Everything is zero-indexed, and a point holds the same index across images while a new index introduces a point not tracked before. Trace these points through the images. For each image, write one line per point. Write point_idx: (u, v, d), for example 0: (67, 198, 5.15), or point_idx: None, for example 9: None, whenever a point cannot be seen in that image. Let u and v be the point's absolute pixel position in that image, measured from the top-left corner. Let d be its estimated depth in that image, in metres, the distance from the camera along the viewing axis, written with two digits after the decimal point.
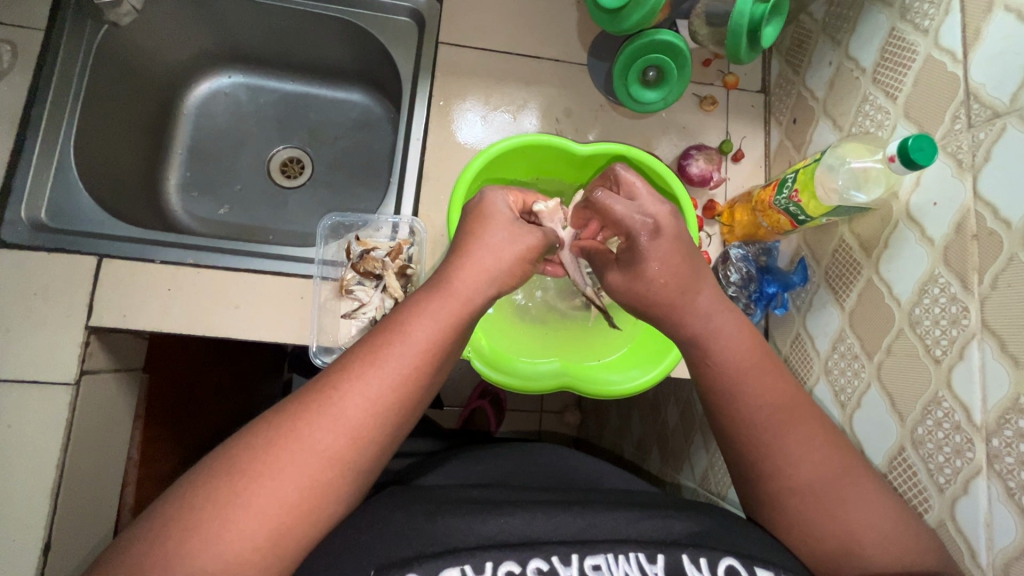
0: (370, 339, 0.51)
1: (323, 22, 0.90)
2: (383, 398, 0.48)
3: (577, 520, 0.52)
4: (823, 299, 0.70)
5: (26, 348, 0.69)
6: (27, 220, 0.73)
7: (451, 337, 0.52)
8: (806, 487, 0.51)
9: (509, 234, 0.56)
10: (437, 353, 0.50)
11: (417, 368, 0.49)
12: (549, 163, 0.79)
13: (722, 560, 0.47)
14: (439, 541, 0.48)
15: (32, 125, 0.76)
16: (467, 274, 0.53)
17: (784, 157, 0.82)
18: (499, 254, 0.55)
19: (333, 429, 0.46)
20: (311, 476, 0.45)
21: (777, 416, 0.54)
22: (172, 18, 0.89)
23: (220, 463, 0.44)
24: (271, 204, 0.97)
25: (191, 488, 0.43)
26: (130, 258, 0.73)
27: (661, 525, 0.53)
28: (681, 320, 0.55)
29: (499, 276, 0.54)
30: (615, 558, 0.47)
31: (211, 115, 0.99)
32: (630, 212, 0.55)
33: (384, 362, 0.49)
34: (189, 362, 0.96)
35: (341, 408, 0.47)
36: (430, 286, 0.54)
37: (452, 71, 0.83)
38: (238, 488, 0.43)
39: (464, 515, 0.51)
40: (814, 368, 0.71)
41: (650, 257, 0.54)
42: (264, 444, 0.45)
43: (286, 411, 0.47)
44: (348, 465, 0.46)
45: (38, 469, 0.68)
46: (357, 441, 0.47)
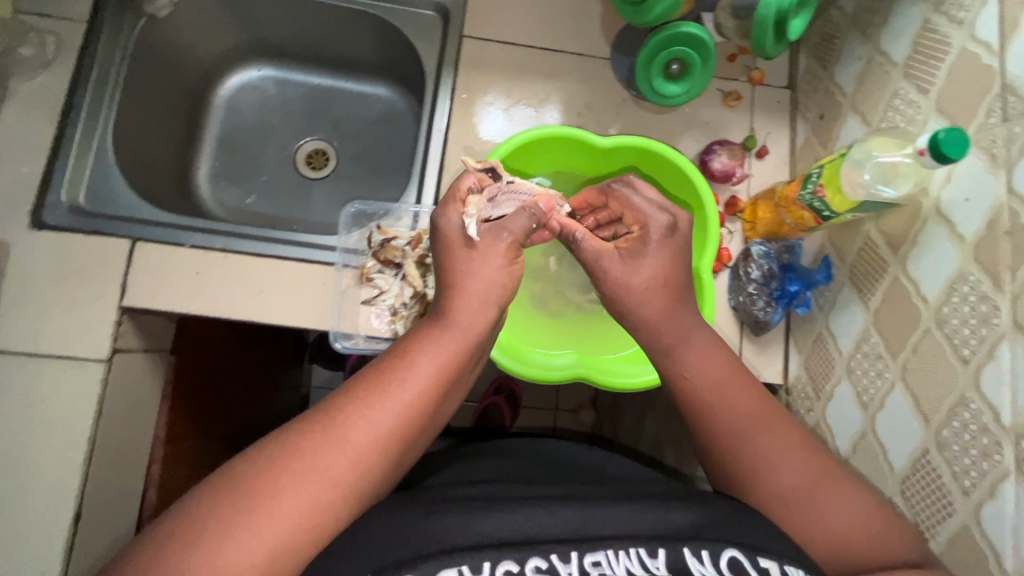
0: (376, 366, 0.54)
1: (351, 17, 0.92)
2: (387, 424, 0.50)
3: (577, 514, 0.51)
4: (848, 298, 0.69)
5: (65, 326, 0.72)
6: (67, 203, 0.76)
7: (455, 366, 0.54)
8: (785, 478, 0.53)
9: (477, 257, 0.57)
10: (441, 382, 0.53)
11: (422, 396, 0.52)
12: (570, 159, 0.76)
13: (724, 552, 0.47)
14: (435, 541, 0.46)
15: (74, 112, 0.78)
16: (465, 306, 0.56)
17: (811, 153, 0.81)
18: (488, 277, 0.57)
19: (339, 450, 0.48)
20: (315, 496, 0.46)
21: (741, 408, 0.56)
22: (208, 12, 0.91)
23: (224, 482, 0.45)
24: (297, 195, 1.00)
25: (197, 502, 0.44)
26: (162, 241, 0.75)
27: (659, 515, 0.51)
28: (625, 290, 0.58)
29: (496, 300, 0.57)
30: (615, 554, 0.46)
31: (241, 107, 1.02)
32: (656, 211, 0.58)
33: (389, 389, 0.51)
34: (218, 348, 0.99)
35: (348, 430, 0.49)
36: (435, 317, 0.57)
37: (476, 64, 0.83)
38: (241, 506, 0.44)
39: (461, 514, 0.49)
40: (836, 369, 0.70)
41: (663, 249, 0.58)
42: (270, 462, 0.46)
43: (290, 433, 0.49)
44: (351, 489, 0.48)
45: (72, 441, 0.71)
46: (360, 464, 0.48)
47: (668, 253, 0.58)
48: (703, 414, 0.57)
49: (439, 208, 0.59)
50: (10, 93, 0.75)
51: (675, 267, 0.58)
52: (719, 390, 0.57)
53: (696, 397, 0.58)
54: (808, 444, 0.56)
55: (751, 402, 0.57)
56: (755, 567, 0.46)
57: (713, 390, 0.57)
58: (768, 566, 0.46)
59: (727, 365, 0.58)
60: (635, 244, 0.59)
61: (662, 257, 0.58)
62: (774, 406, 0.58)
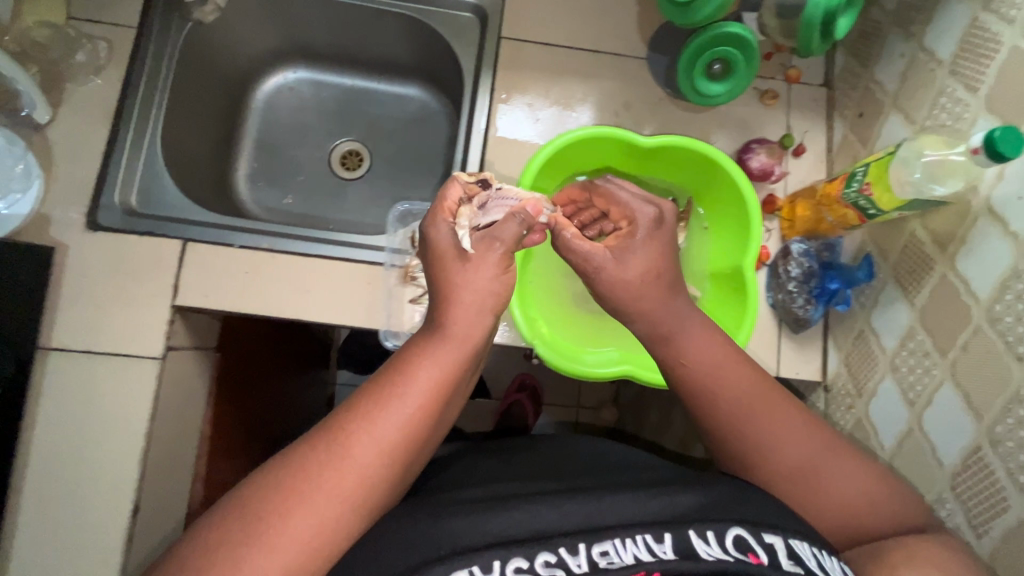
0: (373, 380, 0.50)
1: (388, 19, 0.93)
2: (391, 441, 0.47)
3: (583, 506, 0.50)
4: (891, 295, 0.70)
5: (121, 324, 0.74)
6: (121, 205, 0.78)
7: (456, 374, 0.52)
8: (794, 461, 0.53)
9: (471, 267, 0.55)
10: (445, 392, 0.50)
11: (426, 409, 0.49)
12: (611, 159, 0.77)
13: (730, 531, 0.46)
14: (446, 542, 0.45)
15: (125, 115, 0.80)
16: (463, 313, 0.53)
17: (849, 151, 0.81)
18: (483, 288, 0.55)
19: (340, 474, 0.45)
20: (320, 524, 0.43)
21: (744, 391, 0.55)
22: (249, 16, 0.93)
23: (221, 519, 0.43)
24: (333, 195, 1.02)
25: (197, 542, 0.42)
26: (212, 242, 0.78)
27: (663, 502, 0.51)
28: (619, 286, 0.58)
29: (492, 306, 0.55)
30: (623, 542, 0.45)
31: (278, 109, 1.03)
32: (643, 206, 0.59)
33: (389, 404, 0.48)
34: (257, 346, 1.01)
35: (350, 452, 0.46)
36: (429, 325, 0.53)
37: (515, 65, 0.85)
38: (244, 541, 0.41)
39: (468, 514, 0.49)
40: (879, 366, 0.70)
41: (653, 242, 0.58)
42: (269, 493, 0.43)
43: (287, 459, 0.46)
44: (358, 511, 0.45)
45: (129, 436, 0.73)
46: (366, 485, 0.46)
47: (658, 246, 0.58)
48: (712, 406, 0.56)
49: (428, 217, 0.57)
50: (64, 99, 0.77)
51: (666, 259, 0.59)
52: (728, 386, 0.55)
53: (701, 389, 0.56)
54: (813, 420, 0.55)
55: (752, 380, 0.55)
56: (760, 543, 0.46)
57: (717, 377, 0.55)
58: (772, 540, 0.46)
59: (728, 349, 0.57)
60: (626, 241, 0.59)
61: (653, 250, 0.58)
62: (776, 385, 0.56)
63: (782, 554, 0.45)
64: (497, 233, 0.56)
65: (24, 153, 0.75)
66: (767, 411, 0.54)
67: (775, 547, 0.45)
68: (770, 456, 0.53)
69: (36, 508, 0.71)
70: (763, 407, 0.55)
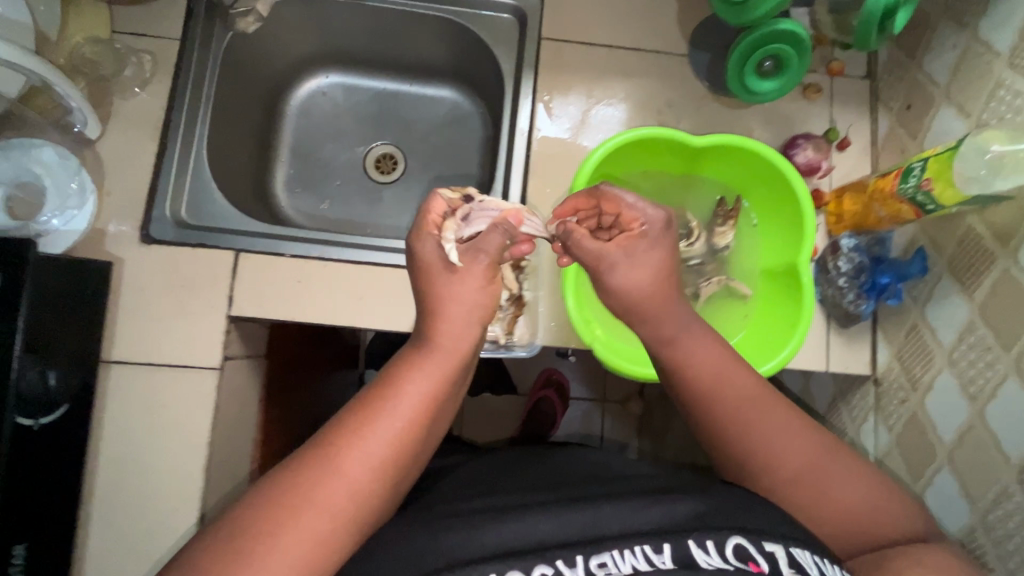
0: (363, 396, 0.51)
1: (424, 22, 0.93)
2: (382, 455, 0.48)
3: (582, 515, 0.51)
4: (947, 289, 0.70)
5: (179, 336, 0.75)
6: (172, 218, 0.79)
7: (445, 388, 0.53)
8: (794, 466, 0.53)
9: (456, 282, 0.57)
10: (434, 405, 0.52)
11: (415, 423, 0.50)
12: (659, 158, 0.76)
13: (730, 539, 0.47)
14: (443, 555, 0.47)
15: (173, 127, 0.80)
16: (449, 326, 0.55)
17: (896, 144, 0.81)
18: (468, 299, 0.57)
19: (333, 490, 0.46)
20: (315, 537, 0.44)
21: (741, 395, 0.55)
22: (285, 23, 0.93)
23: (215, 541, 0.43)
24: (369, 200, 1.02)
25: (195, 557, 0.43)
26: (263, 252, 0.78)
27: (663, 510, 0.51)
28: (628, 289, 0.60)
29: (478, 318, 0.57)
30: (621, 553, 0.46)
31: (312, 114, 1.03)
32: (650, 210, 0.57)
33: (381, 419, 0.49)
34: (300, 351, 1.02)
35: (342, 466, 0.47)
36: (419, 341, 0.55)
37: (557, 66, 0.84)
38: (241, 555, 0.42)
39: (463, 528, 0.50)
40: (936, 360, 0.71)
41: (655, 248, 0.59)
42: (263, 509, 0.44)
43: (280, 475, 0.47)
44: (349, 525, 0.46)
45: (191, 446, 0.74)
46: (360, 498, 0.47)
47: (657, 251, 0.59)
48: (715, 411, 0.56)
49: (413, 235, 0.59)
50: (113, 113, 0.78)
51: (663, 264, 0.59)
52: (730, 391, 0.56)
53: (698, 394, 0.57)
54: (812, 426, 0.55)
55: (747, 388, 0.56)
56: (761, 552, 0.46)
57: (714, 383, 0.56)
58: (774, 549, 0.46)
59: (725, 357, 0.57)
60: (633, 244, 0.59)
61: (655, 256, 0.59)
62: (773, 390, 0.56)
63: (783, 563, 0.45)
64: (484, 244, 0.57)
65: (78, 170, 0.75)
66: (765, 418, 0.55)
67: (777, 555, 0.45)
68: (769, 462, 0.54)
69: (105, 517, 0.72)
70: (762, 412, 0.55)
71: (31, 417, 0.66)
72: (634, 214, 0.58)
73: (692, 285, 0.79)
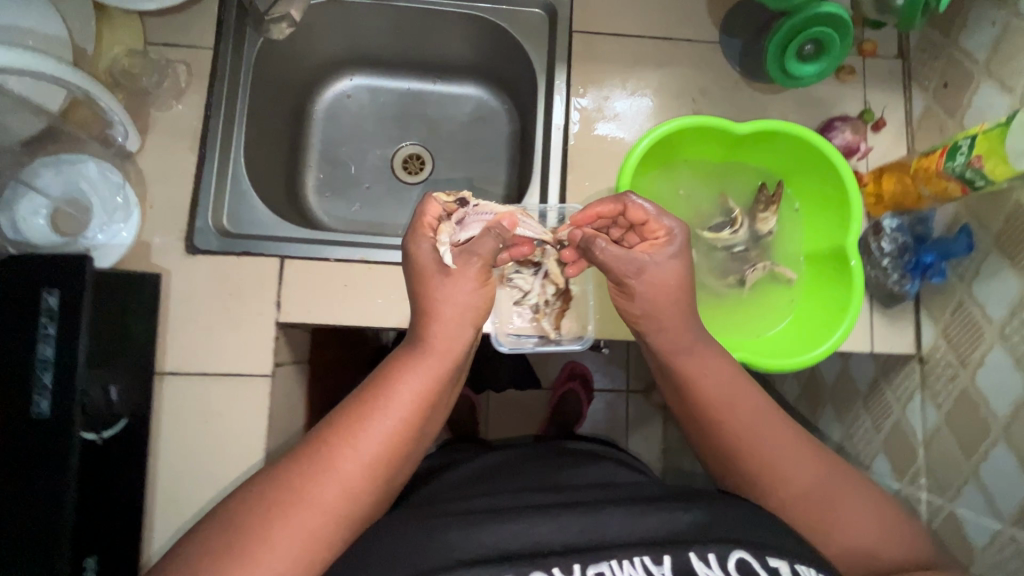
0: (359, 396, 0.57)
1: (451, 20, 0.93)
2: (374, 449, 0.54)
3: (582, 518, 0.53)
4: (995, 265, 0.69)
5: (229, 344, 0.76)
6: (215, 227, 0.79)
7: (435, 387, 0.58)
8: (787, 480, 0.57)
9: (451, 284, 0.59)
10: (422, 403, 0.57)
11: (404, 419, 0.56)
12: (700, 146, 0.77)
13: (733, 554, 0.48)
14: (441, 555, 0.49)
15: (211, 137, 0.80)
16: (438, 330, 0.59)
17: (933, 122, 0.80)
18: (460, 303, 0.60)
19: (328, 480, 0.52)
20: (312, 521, 0.51)
21: (743, 406, 0.59)
22: (312, 27, 0.92)
23: (224, 523, 0.50)
24: (399, 201, 1.02)
25: (210, 538, 0.50)
26: (308, 257, 0.78)
27: (661, 517, 0.53)
28: (654, 297, 0.59)
29: (470, 320, 0.60)
30: (620, 563, 0.48)
31: (338, 118, 1.03)
32: (673, 222, 0.58)
33: (374, 416, 0.55)
34: (339, 354, 1.02)
35: (337, 459, 0.53)
36: (411, 342, 0.60)
37: (590, 59, 0.84)
38: (250, 537, 0.49)
39: (463, 526, 0.52)
40: (986, 336, 0.71)
41: (678, 259, 0.59)
42: (269, 497, 0.51)
43: (285, 467, 0.54)
44: (343, 517, 0.53)
45: (246, 453, 0.75)
46: (352, 488, 0.53)
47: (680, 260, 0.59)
48: (718, 424, 0.60)
49: (411, 236, 0.60)
50: (151, 126, 0.79)
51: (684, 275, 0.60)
52: (734, 399, 0.60)
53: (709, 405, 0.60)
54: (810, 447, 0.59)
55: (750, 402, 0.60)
56: (766, 569, 0.48)
57: (723, 398, 0.60)
58: (778, 565, 0.48)
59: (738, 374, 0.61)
60: (656, 252, 0.59)
61: (677, 266, 0.59)
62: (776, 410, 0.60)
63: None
64: (478, 246, 0.59)
65: (122, 184, 0.76)
66: (761, 429, 0.59)
67: (780, 571, 0.47)
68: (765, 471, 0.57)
69: (166, 526, 0.73)
70: (761, 423, 0.59)
71: (95, 432, 0.69)
72: (660, 222, 0.59)
73: (737, 272, 0.79)
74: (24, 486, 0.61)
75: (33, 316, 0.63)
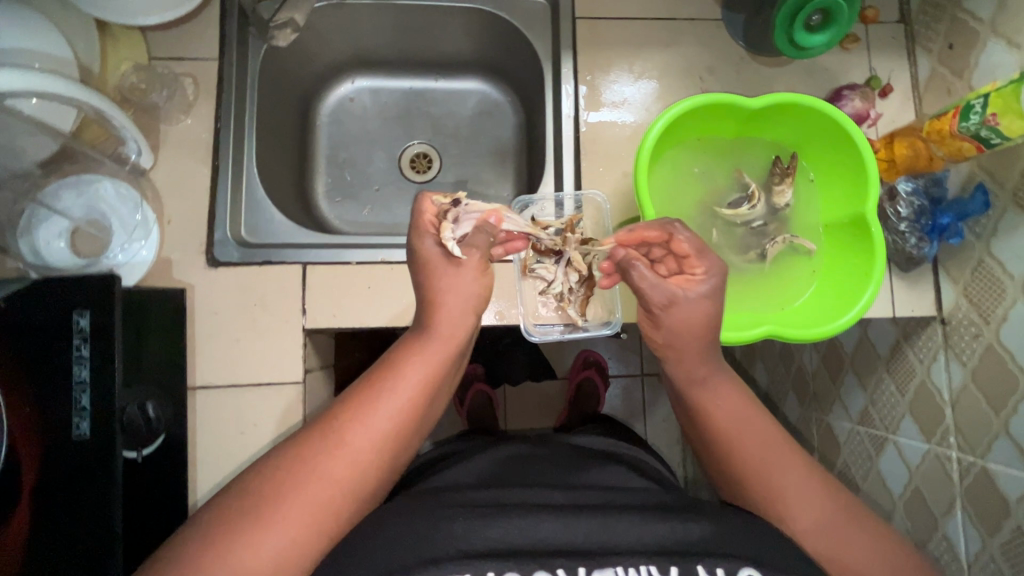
0: (369, 377, 0.60)
1: (451, 15, 0.92)
2: (384, 426, 0.56)
3: (590, 522, 0.55)
4: (1012, 221, 0.70)
5: (257, 354, 0.76)
6: (234, 238, 0.79)
7: (441, 370, 0.61)
8: (781, 490, 0.57)
9: (457, 274, 0.62)
10: (430, 384, 0.59)
11: (413, 398, 0.58)
12: (714, 123, 0.77)
13: (741, 570, 0.50)
14: (447, 546, 0.52)
15: (223, 149, 0.80)
16: (444, 314, 0.62)
17: (941, 85, 0.81)
18: (463, 290, 0.63)
19: (338, 455, 0.53)
20: (320, 494, 0.52)
21: (735, 417, 0.61)
22: (312, 32, 0.92)
23: (234, 494, 0.51)
24: (409, 200, 1.02)
25: (216, 514, 0.50)
26: (329, 262, 0.78)
27: (671, 526, 0.55)
28: (679, 325, 0.61)
29: (472, 308, 0.63)
30: (625, 570, 0.50)
31: (343, 121, 1.03)
32: (712, 262, 0.60)
33: (384, 394, 0.57)
34: (361, 358, 1.02)
35: (348, 434, 0.55)
36: (418, 327, 0.63)
37: (595, 44, 0.85)
38: (258, 509, 0.50)
39: (469, 519, 0.55)
40: (1008, 291, 0.70)
41: (708, 298, 0.60)
42: (279, 469, 0.52)
43: (295, 442, 0.55)
44: (353, 490, 0.53)
45: None
46: (361, 464, 0.54)
47: (712, 299, 0.60)
48: (722, 436, 0.61)
49: (413, 233, 0.61)
50: (162, 141, 0.78)
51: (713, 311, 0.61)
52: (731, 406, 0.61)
53: (708, 418, 0.62)
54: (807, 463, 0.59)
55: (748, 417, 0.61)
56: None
57: (722, 414, 0.61)
58: None
59: (736, 396, 0.63)
60: (687, 288, 0.61)
61: (708, 305, 0.60)
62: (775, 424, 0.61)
63: None
64: (473, 241, 0.63)
65: (140, 203, 0.76)
66: (755, 440, 0.60)
67: None
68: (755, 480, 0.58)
69: None
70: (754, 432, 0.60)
71: (135, 450, 0.70)
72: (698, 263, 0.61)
73: (757, 248, 0.80)
74: (72, 507, 0.62)
75: (66, 336, 0.64)
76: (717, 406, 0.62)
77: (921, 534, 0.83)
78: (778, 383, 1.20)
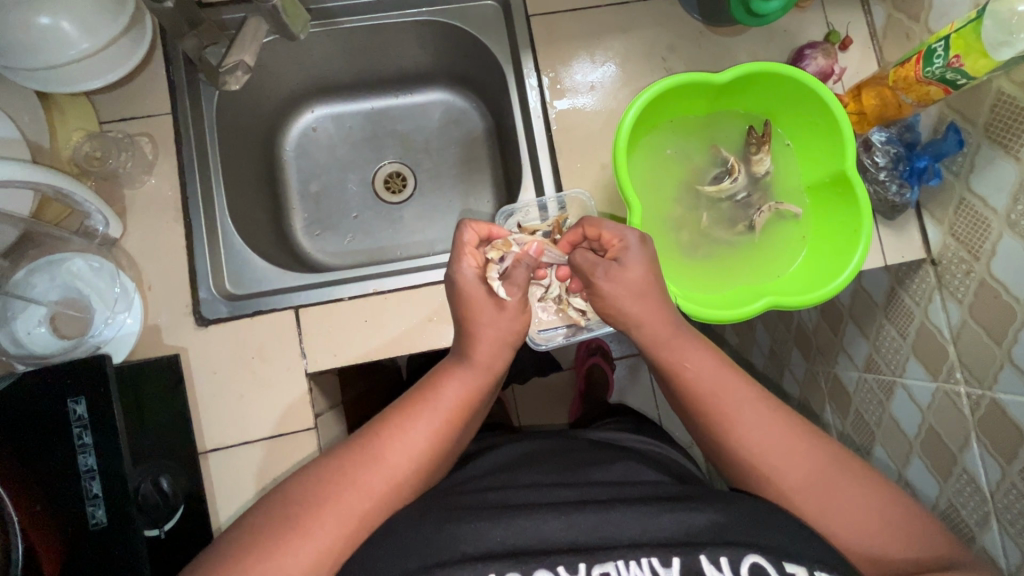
0: (408, 398, 0.63)
1: (402, 30, 0.90)
2: (418, 447, 0.60)
3: (592, 515, 0.55)
4: (989, 155, 0.70)
5: (261, 407, 0.74)
6: (219, 294, 0.77)
7: (476, 397, 0.64)
8: (782, 470, 0.59)
9: (497, 314, 0.63)
10: (464, 409, 0.63)
11: (448, 421, 0.62)
12: (684, 103, 0.77)
13: (746, 558, 0.50)
14: (453, 548, 0.52)
15: (192, 203, 0.78)
16: (485, 344, 0.63)
17: (898, 29, 0.81)
18: (504, 325, 0.64)
19: (373, 473, 0.58)
20: (353, 508, 0.56)
21: (743, 408, 0.61)
22: (263, 68, 0.89)
23: (266, 514, 0.55)
24: (389, 222, 1.00)
25: (247, 532, 0.54)
26: (321, 302, 0.76)
27: (677, 518, 0.55)
28: (620, 297, 0.63)
29: (510, 340, 0.65)
30: (626, 563, 0.51)
31: (310, 152, 1.01)
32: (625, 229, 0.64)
33: (419, 417, 0.61)
34: (368, 387, 1.01)
35: (384, 453, 0.59)
36: (457, 352, 0.65)
37: (553, 39, 0.83)
38: (291, 522, 0.54)
39: (474, 521, 0.54)
40: (994, 226, 0.71)
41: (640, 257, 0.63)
42: (315, 483, 0.57)
43: (333, 456, 0.59)
44: (385, 501, 0.58)
45: None
46: (394, 481, 0.58)
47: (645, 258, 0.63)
48: (723, 419, 0.62)
49: (454, 260, 0.64)
50: (127, 207, 0.76)
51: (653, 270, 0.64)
52: (720, 384, 0.62)
53: (708, 398, 0.62)
54: (817, 447, 0.60)
55: (757, 408, 0.61)
56: (779, 571, 0.50)
57: (717, 394, 0.62)
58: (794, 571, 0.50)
59: (726, 377, 0.63)
60: (619, 252, 0.63)
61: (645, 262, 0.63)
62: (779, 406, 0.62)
63: None
64: (512, 275, 0.64)
65: (115, 273, 0.73)
66: (758, 422, 0.61)
67: None
68: (760, 466, 0.60)
69: None
70: (757, 413, 0.61)
71: (156, 526, 0.70)
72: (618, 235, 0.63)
73: (745, 220, 0.81)
74: None
75: (64, 427, 0.62)
76: (720, 387, 0.63)
77: (942, 471, 0.84)
78: (781, 342, 1.22)
